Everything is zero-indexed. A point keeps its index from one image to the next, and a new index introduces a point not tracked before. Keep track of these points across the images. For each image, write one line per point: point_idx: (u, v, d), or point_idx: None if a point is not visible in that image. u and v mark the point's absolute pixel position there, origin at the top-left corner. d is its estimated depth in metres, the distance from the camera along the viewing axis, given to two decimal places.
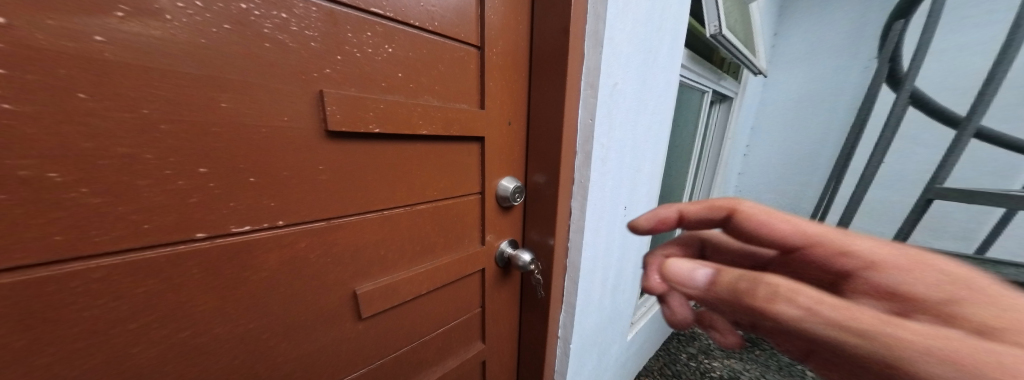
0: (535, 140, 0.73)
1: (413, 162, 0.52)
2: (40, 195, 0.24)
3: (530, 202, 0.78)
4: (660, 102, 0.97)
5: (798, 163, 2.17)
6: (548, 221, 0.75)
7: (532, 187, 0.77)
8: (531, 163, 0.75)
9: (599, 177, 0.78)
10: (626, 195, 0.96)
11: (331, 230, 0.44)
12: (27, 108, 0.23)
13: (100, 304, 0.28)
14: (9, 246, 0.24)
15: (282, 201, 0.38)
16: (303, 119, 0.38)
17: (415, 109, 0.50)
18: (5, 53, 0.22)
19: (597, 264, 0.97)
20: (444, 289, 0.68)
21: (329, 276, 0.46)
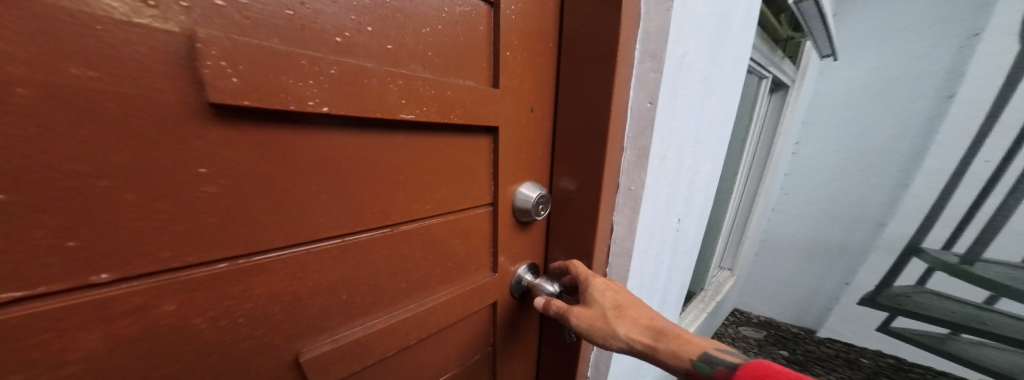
0: (563, 133, 0.54)
1: (388, 160, 0.34)
2: None
3: (558, 216, 0.58)
4: (731, 85, 0.74)
5: (865, 162, 1.77)
6: (585, 243, 0.55)
7: (558, 196, 0.58)
8: (558, 164, 0.56)
9: (654, 183, 0.57)
10: (682, 204, 0.73)
11: (236, 279, 0.25)
12: None
13: None
14: None
15: (116, 237, 0.19)
16: (163, 83, 0.20)
17: (393, 81, 0.32)
18: None
19: (643, 296, 0.71)
20: (442, 332, 0.49)
21: (237, 350, 0.27)
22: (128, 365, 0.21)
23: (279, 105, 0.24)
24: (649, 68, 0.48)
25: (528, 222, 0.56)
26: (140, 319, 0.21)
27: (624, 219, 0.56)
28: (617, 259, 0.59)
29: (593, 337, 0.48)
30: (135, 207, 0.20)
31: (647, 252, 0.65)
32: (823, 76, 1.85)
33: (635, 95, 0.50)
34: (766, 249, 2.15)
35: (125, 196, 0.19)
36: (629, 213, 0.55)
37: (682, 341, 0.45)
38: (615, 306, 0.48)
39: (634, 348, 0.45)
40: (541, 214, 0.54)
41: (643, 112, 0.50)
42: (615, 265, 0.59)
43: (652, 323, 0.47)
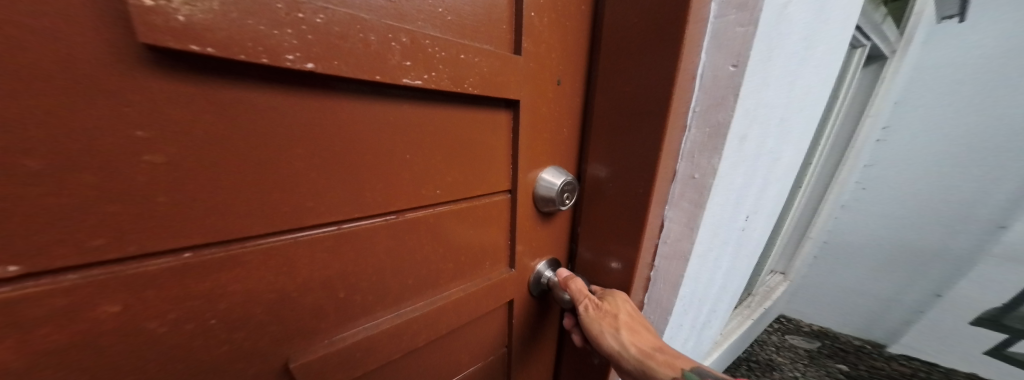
0: (602, 112, 0.46)
1: (391, 136, 0.29)
2: None
3: (591, 208, 0.51)
4: (830, 52, 0.59)
5: (973, 155, 1.37)
6: (626, 242, 0.47)
7: (591, 185, 0.50)
8: (596, 148, 0.48)
9: (726, 170, 0.46)
10: (752, 196, 0.62)
11: (203, 272, 0.20)
12: None
13: None
14: None
15: (30, 218, 0.15)
16: (73, 12, 0.14)
17: (398, 37, 0.26)
18: None
19: (693, 300, 0.63)
20: (456, 332, 0.45)
21: (210, 354, 0.23)
22: (69, 374, 0.17)
23: (246, 57, 0.19)
24: (733, 23, 0.37)
25: (551, 213, 0.49)
26: (73, 323, 0.17)
27: (683, 214, 0.47)
28: (663, 260, 0.51)
29: (591, 328, 0.44)
30: (52, 180, 0.15)
31: (704, 255, 0.56)
32: (933, 42, 1.39)
33: (710, 58, 0.40)
34: (827, 251, 1.76)
35: (31, 164, 0.14)
36: (692, 206, 0.46)
37: (675, 358, 0.42)
38: (626, 313, 0.45)
39: (628, 353, 0.42)
40: (566, 204, 0.47)
41: (734, 79, 0.38)
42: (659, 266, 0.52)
43: (652, 340, 0.44)
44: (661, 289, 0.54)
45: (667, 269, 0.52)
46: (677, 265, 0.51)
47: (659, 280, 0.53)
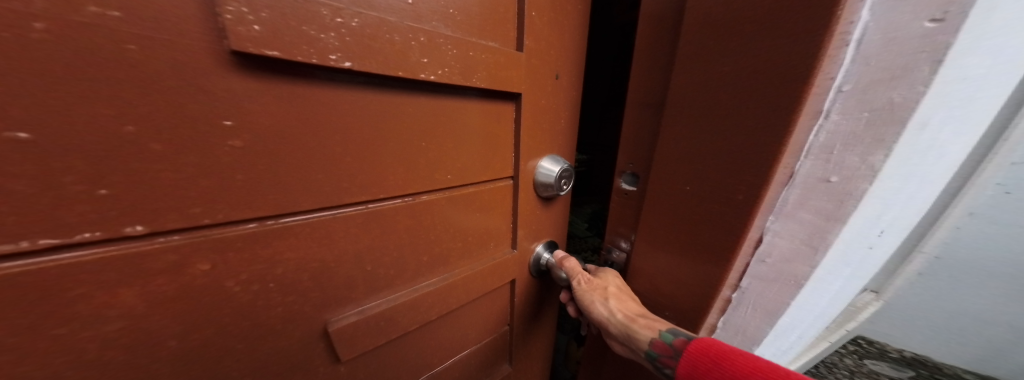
0: (676, 99, 0.36)
1: (410, 126, 0.33)
2: None
3: (658, 215, 0.41)
4: None
5: None
6: (711, 256, 0.37)
7: (656, 186, 0.41)
8: (663, 142, 0.39)
9: (903, 166, 0.27)
10: (916, 198, 0.35)
11: (266, 240, 0.24)
12: None
13: None
14: None
15: (149, 188, 0.18)
16: (186, 28, 0.18)
17: (416, 37, 0.30)
18: None
19: (789, 335, 0.45)
20: (465, 307, 0.49)
21: (269, 315, 0.27)
22: (174, 321, 0.21)
23: (302, 58, 0.23)
24: None
25: (550, 198, 0.54)
26: (176, 277, 0.20)
27: (800, 230, 0.31)
28: (757, 283, 0.36)
29: (583, 300, 0.48)
30: (165, 158, 0.19)
31: (834, 277, 0.37)
32: None
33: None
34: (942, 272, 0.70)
35: (153, 146, 0.18)
36: (814, 220, 0.30)
37: (657, 322, 0.43)
38: (615, 285, 0.48)
39: (614, 318, 0.44)
40: (563, 190, 0.52)
41: (934, 41, 0.22)
42: (750, 292, 0.37)
43: (640, 309, 0.45)
44: (751, 317, 0.39)
45: (761, 297, 0.36)
46: (783, 298, 0.35)
47: (748, 306, 0.38)
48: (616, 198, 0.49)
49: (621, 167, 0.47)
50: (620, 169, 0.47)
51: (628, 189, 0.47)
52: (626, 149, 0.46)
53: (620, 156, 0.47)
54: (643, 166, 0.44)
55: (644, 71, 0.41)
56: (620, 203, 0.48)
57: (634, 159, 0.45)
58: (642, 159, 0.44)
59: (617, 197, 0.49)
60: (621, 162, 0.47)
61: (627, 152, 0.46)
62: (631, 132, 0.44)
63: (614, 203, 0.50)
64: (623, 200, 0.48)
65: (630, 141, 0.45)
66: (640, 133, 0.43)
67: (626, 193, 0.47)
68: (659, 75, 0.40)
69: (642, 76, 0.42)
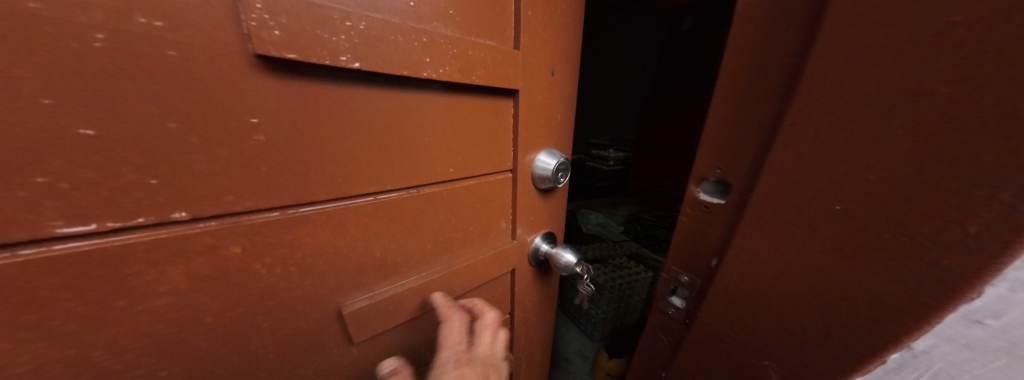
0: (821, 83, 0.23)
1: (415, 122, 0.35)
2: None
3: (780, 251, 0.27)
4: None
5: None
6: (882, 326, 0.23)
7: (773, 202, 0.27)
8: (783, 142, 0.26)
9: None
10: None
11: (288, 227, 0.27)
12: None
13: None
14: None
15: (191, 177, 0.21)
16: (218, 34, 0.20)
17: (417, 37, 0.32)
18: None
19: None
20: (468, 295, 0.52)
21: (290, 296, 0.29)
22: (212, 298, 0.24)
23: (316, 59, 0.25)
24: None
25: (548, 190, 0.56)
26: (212, 259, 0.23)
27: None
28: (955, 348, 0.22)
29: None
30: (203, 152, 0.21)
31: None
32: None
33: None
34: None
35: (192, 141, 0.20)
36: None
37: None
38: None
39: None
40: (560, 182, 0.54)
41: None
42: (930, 360, 0.23)
43: None
44: None
45: (952, 368, 0.23)
46: (993, 378, 0.22)
47: (916, 372, 0.24)
48: (689, 212, 0.35)
49: (703, 172, 0.34)
50: (698, 176, 0.34)
51: (710, 198, 0.33)
52: (709, 147, 0.33)
53: (700, 159, 0.34)
54: (744, 173, 0.30)
55: (745, 46, 0.28)
56: (694, 220, 0.35)
57: (724, 162, 0.32)
58: (741, 164, 0.30)
59: (689, 211, 0.35)
60: (702, 165, 0.34)
61: (715, 152, 0.32)
62: (718, 127, 0.31)
63: (683, 218, 0.36)
64: (702, 217, 0.34)
65: (718, 141, 0.32)
66: (736, 131, 0.30)
67: (705, 207, 0.34)
68: (776, 46, 0.27)
69: (743, 52, 0.29)
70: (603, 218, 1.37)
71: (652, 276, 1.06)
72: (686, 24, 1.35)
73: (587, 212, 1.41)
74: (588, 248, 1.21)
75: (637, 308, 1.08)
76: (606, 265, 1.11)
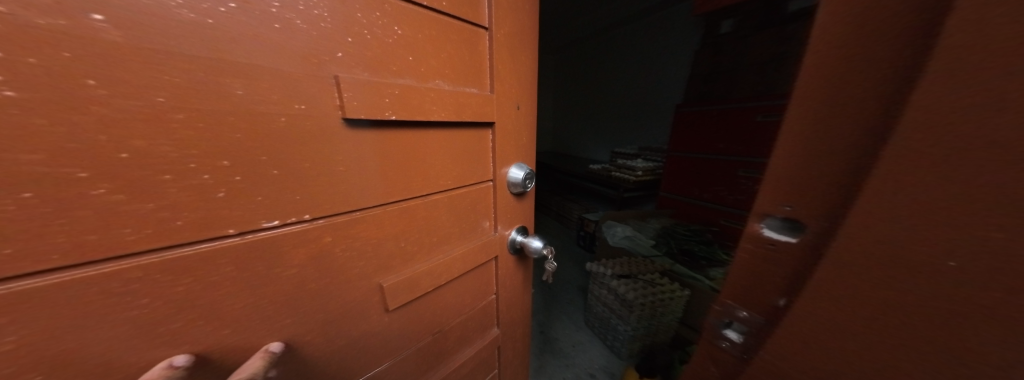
0: (927, 104, 0.15)
1: (427, 150, 0.49)
2: (73, 196, 0.20)
3: (855, 308, 0.19)
4: None
5: None
6: None
7: (860, 252, 0.19)
8: (883, 169, 0.17)
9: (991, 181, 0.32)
10: None
11: (353, 225, 0.40)
12: (35, 99, 0.18)
13: (144, 304, 0.24)
14: (46, 260, 0.20)
15: (309, 194, 0.34)
16: (326, 107, 0.34)
17: (428, 94, 0.46)
18: (7, 37, 0.17)
19: None
20: (462, 278, 0.66)
21: (350, 273, 0.42)
22: (314, 269, 0.37)
23: (375, 116, 0.39)
24: None
25: (520, 193, 0.73)
26: (316, 244, 0.36)
27: None
28: None
29: None
30: (316, 178, 0.34)
31: None
32: None
33: None
34: None
35: (312, 172, 0.34)
36: None
37: None
38: None
39: None
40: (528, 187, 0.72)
41: None
42: None
43: None
44: None
45: None
46: None
47: None
48: (748, 249, 0.26)
49: (766, 207, 0.25)
50: (760, 209, 0.25)
51: (777, 236, 0.23)
52: (774, 173, 0.23)
53: (764, 185, 0.24)
54: (826, 207, 0.20)
55: (829, 43, 0.20)
56: (754, 258, 0.26)
57: (794, 195, 0.22)
58: (817, 194, 0.21)
59: (750, 246, 0.26)
60: (765, 198, 0.24)
61: (783, 182, 0.23)
62: (786, 152, 0.23)
63: (741, 252, 0.27)
64: (768, 253, 0.24)
65: (790, 165, 0.22)
66: (813, 158, 0.21)
67: (772, 244, 0.24)
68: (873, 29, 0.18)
69: (822, 58, 0.20)
70: (630, 231, 1.68)
71: (687, 293, 1.30)
72: (725, 29, 1.63)
73: (614, 225, 1.73)
74: (620, 265, 1.48)
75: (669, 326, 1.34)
76: (638, 281, 1.38)
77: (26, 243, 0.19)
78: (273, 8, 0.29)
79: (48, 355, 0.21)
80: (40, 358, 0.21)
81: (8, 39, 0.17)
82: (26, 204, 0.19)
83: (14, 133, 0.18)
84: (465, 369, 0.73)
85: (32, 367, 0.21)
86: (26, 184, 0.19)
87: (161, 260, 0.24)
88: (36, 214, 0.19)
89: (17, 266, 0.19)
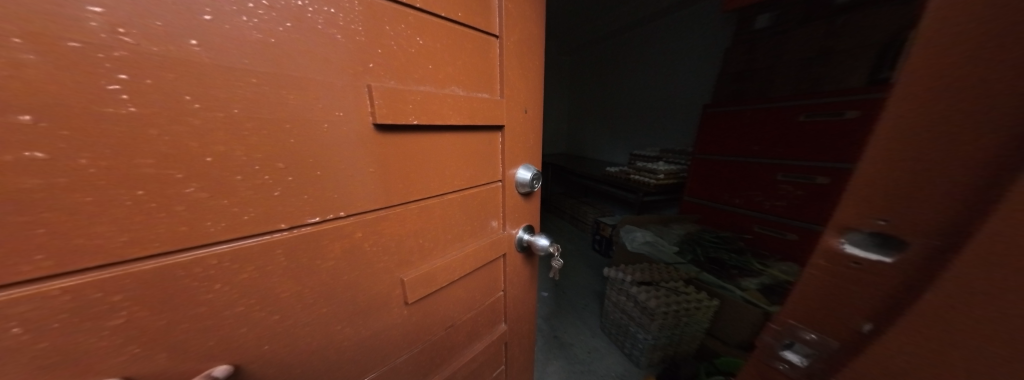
0: None
1: (445, 151, 0.52)
2: (167, 193, 0.24)
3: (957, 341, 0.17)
4: None
5: None
6: None
7: (978, 280, 0.16)
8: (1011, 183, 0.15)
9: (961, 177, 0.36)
10: None
11: (380, 222, 0.43)
12: (148, 112, 0.22)
13: (216, 289, 0.28)
14: (142, 250, 0.23)
15: (345, 193, 0.37)
16: (361, 114, 0.37)
17: (445, 99, 0.49)
18: (126, 61, 0.21)
19: None
20: (475, 275, 0.67)
21: (377, 268, 0.44)
22: (347, 264, 0.40)
23: (402, 120, 0.41)
24: None
25: (527, 193, 0.76)
26: (349, 240, 0.39)
27: None
28: None
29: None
30: (351, 178, 0.37)
31: None
32: None
33: None
34: None
35: (348, 173, 0.37)
36: None
37: None
38: None
39: None
40: (535, 186, 0.75)
41: None
42: None
43: None
44: None
45: None
46: None
47: None
48: (821, 266, 0.24)
49: (850, 222, 0.22)
50: (839, 223, 0.23)
51: (862, 254, 0.21)
52: (869, 186, 0.21)
53: (846, 198, 0.22)
54: (943, 229, 0.18)
55: (935, 49, 0.18)
56: (826, 276, 0.23)
57: (891, 209, 0.20)
58: (927, 213, 0.18)
59: (827, 265, 0.23)
60: (851, 212, 0.22)
61: (871, 196, 0.21)
62: (874, 166, 0.21)
63: (816, 271, 0.24)
64: (846, 272, 0.22)
65: (885, 177, 0.20)
66: (923, 172, 0.19)
67: (855, 263, 0.21)
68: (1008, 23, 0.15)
69: (926, 64, 0.18)
70: (649, 236, 1.62)
71: (715, 304, 1.27)
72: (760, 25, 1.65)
73: (633, 230, 1.68)
74: (642, 272, 1.46)
75: (692, 337, 1.32)
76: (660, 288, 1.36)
77: (131, 235, 0.23)
78: (319, 25, 0.32)
79: (138, 336, 0.24)
80: (132, 338, 0.24)
81: (128, 62, 0.21)
82: (133, 201, 0.22)
83: (128, 140, 0.21)
84: (475, 363, 0.75)
85: (124, 347, 0.24)
86: (134, 183, 0.22)
87: (229, 249, 0.28)
88: (139, 209, 0.23)
89: (123, 254, 0.22)
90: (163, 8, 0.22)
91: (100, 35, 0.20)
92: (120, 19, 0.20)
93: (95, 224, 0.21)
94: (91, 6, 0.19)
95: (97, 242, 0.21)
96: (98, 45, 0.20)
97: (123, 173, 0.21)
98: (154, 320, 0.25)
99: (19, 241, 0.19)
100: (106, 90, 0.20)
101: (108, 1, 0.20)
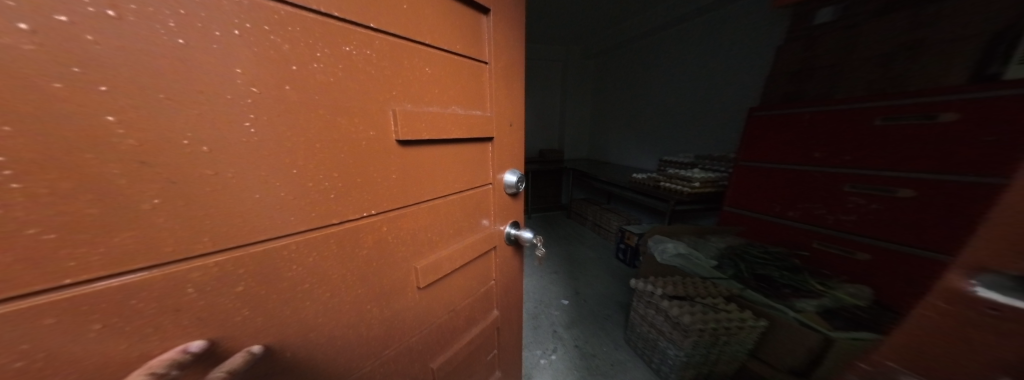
0: None
1: (451, 160, 0.62)
2: (269, 195, 0.35)
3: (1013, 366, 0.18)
4: None
5: None
6: None
7: None
8: None
9: None
10: None
11: (399, 220, 0.52)
12: (263, 139, 0.33)
13: (293, 266, 0.38)
14: (251, 233, 0.34)
15: (376, 195, 0.46)
16: (388, 132, 0.46)
17: (449, 117, 0.58)
18: (252, 105, 0.32)
19: None
20: (472, 265, 0.76)
21: (396, 258, 0.53)
22: (375, 254, 0.48)
23: (418, 136, 0.51)
24: None
25: (513, 193, 0.87)
26: (378, 233, 0.48)
27: None
28: None
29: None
30: (381, 183, 0.46)
31: None
32: None
33: None
34: None
35: (379, 179, 0.46)
36: None
37: None
38: None
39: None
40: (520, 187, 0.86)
41: None
42: None
43: None
44: None
45: None
46: None
47: None
48: (942, 308, 0.22)
49: (984, 262, 0.20)
50: (972, 264, 0.21)
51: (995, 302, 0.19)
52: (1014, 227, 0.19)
53: (988, 239, 0.21)
54: None
55: None
56: (947, 319, 0.22)
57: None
58: None
59: (950, 307, 0.22)
60: (990, 255, 0.20)
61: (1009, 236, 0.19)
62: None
63: (940, 314, 0.22)
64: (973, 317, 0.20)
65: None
66: None
67: (983, 306, 0.20)
68: None
69: None
70: (682, 248, 1.61)
71: (763, 325, 1.23)
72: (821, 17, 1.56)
73: (664, 241, 1.68)
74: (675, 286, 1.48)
75: (732, 357, 1.31)
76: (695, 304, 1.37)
77: (244, 222, 0.33)
78: (360, 64, 0.41)
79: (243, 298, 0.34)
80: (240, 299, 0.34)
81: (253, 106, 0.32)
82: (249, 198, 0.33)
83: (250, 157, 0.33)
84: (472, 345, 0.83)
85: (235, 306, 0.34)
86: (251, 187, 0.33)
87: (301, 238, 0.38)
88: (252, 204, 0.33)
89: (242, 236, 0.33)
90: (274, 67, 0.33)
91: (240, 89, 0.31)
92: (253, 78, 0.31)
93: (228, 214, 0.32)
94: (236, 70, 0.30)
95: (229, 226, 0.32)
96: (238, 95, 0.31)
97: (246, 180, 0.32)
98: (255, 286, 0.35)
99: (194, 225, 0.30)
100: (241, 124, 0.31)
101: (245, 67, 0.31)
